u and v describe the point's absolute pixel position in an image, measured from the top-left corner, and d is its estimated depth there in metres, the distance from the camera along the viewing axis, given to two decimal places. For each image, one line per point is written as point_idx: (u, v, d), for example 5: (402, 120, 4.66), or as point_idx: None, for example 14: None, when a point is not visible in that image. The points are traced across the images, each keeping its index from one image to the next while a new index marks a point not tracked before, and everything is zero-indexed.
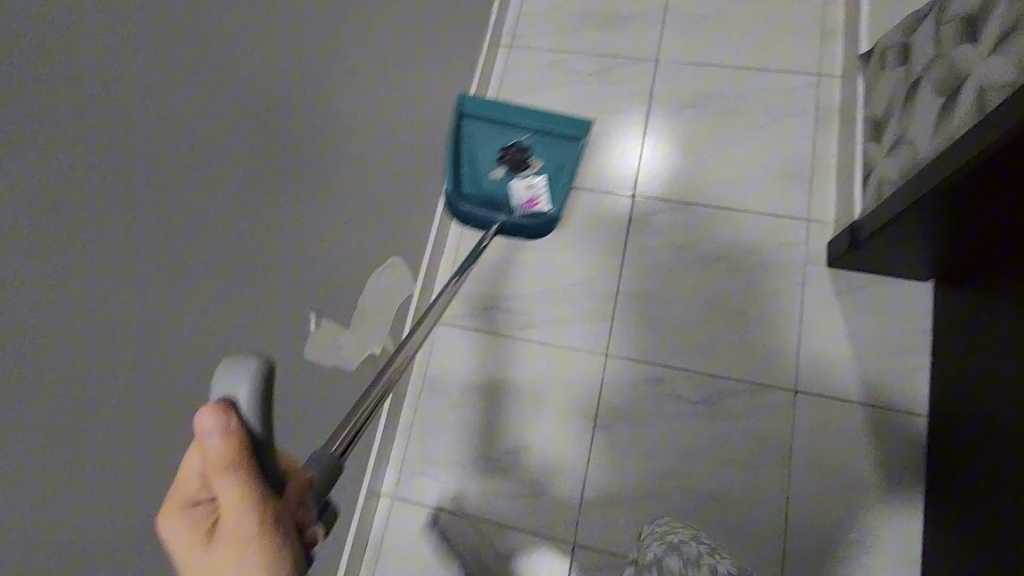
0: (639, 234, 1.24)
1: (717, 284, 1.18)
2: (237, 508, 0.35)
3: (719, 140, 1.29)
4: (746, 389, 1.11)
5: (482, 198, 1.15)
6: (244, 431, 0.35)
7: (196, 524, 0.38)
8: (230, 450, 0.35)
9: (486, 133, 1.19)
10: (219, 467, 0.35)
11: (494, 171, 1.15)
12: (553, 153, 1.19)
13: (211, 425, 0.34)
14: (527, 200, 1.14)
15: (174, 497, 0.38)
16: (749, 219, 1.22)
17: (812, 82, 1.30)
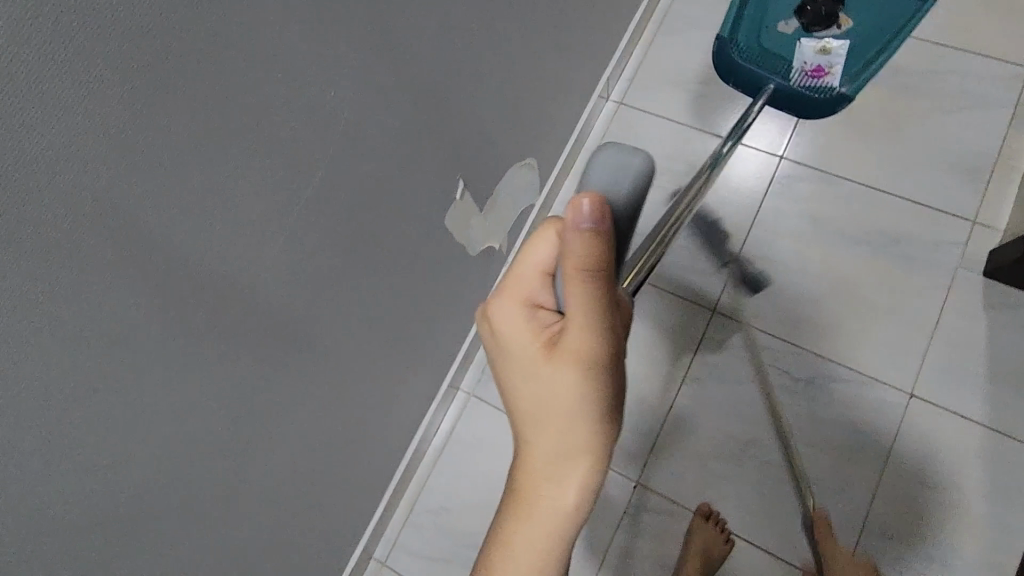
0: (778, 197, 1.17)
1: (851, 266, 1.10)
2: (584, 311, 0.47)
3: (894, 116, 1.17)
4: (854, 379, 1.05)
5: (757, 56, 1.06)
6: (604, 231, 0.45)
7: (537, 321, 0.53)
8: (596, 250, 0.45)
9: None
10: (580, 260, 0.46)
11: (786, 24, 1.10)
12: (867, 18, 1.10)
13: (587, 222, 0.44)
14: (814, 67, 1.04)
15: (519, 294, 0.54)
16: (905, 206, 1.12)
17: (1019, 74, 1.15)
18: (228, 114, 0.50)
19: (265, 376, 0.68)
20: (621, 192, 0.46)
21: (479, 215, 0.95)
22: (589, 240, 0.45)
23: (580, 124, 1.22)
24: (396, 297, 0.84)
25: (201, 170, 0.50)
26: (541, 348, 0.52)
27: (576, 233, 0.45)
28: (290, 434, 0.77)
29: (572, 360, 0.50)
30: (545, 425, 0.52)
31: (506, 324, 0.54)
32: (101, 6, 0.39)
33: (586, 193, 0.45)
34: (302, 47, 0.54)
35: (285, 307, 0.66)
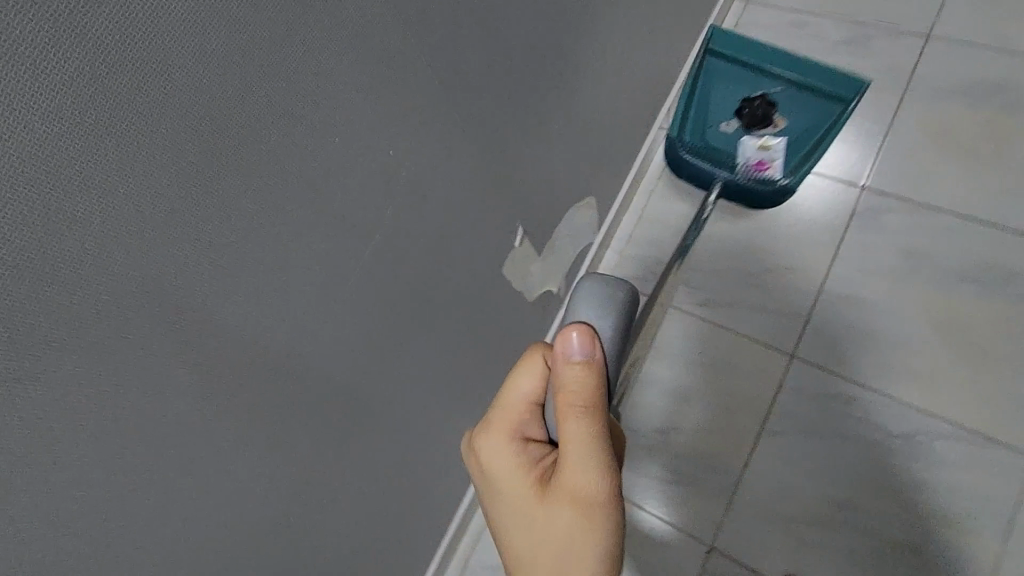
0: (862, 229, 1.07)
1: (952, 308, 0.99)
2: (584, 439, 0.52)
3: (992, 138, 1.06)
4: (963, 435, 0.92)
5: (704, 153, 1.12)
6: (596, 360, 0.52)
7: (528, 454, 0.57)
8: (592, 377, 0.52)
9: (727, 79, 1.16)
10: (573, 394, 0.52)
11: (727, 123, 1.14)
12: (802, 113, 1.13)
13: (580, 354, 0.52)
14: (756, 161, 1.10)
15: (508, 426, 0.59)
16: (1014, 238, 1.00)
17: None
18: (292, 178, 0.47)
19: (323, 439, 0.64)
20: (606, 327, 0.54)
21: (538, 257, 0.90)
22: (581, 371, 0.52)
23: (640, 156, 1.17)
24: (455, 347, 0.80)
25: (263, 237, 0.47)
26: (536, 482, 0.55)
27: (569, 364, 0.52)
28: (350, 497, 0.72)
29: (568, 499, 0.53)
30: (546, 564, 0.55)
31: (501, 460, 0.57)
32: (168, 86, 0.36)
33: (576, 326, 0.52)
34: (364, 104, 0.51)
35: (344, 367, 0.62)
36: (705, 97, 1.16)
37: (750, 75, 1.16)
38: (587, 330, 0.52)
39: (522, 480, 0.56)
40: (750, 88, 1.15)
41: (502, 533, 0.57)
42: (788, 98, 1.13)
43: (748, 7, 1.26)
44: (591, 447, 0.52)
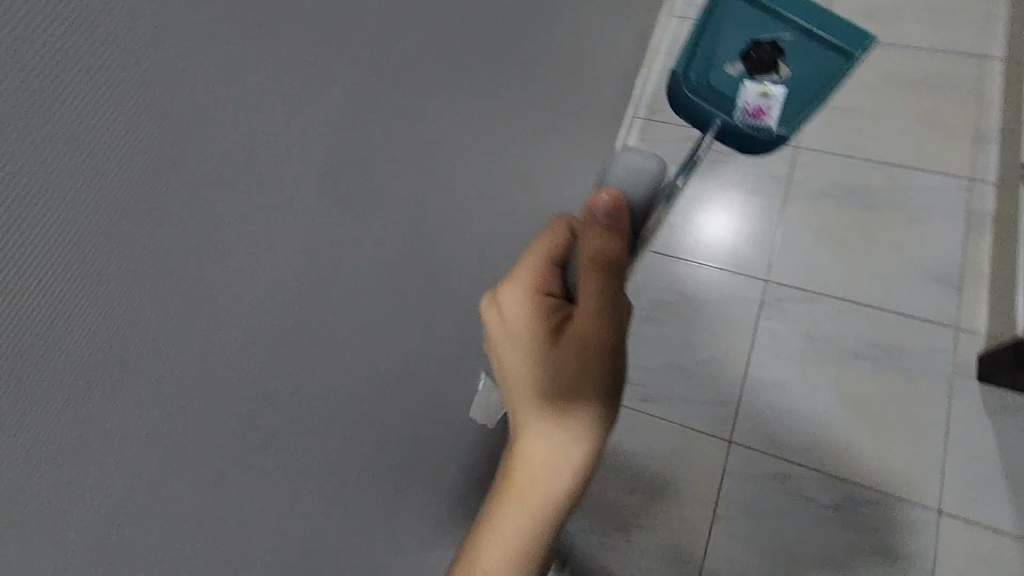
0: (772, 320, 1.22)
1: (854, 384, 1.14)
2: (603, 283, 0.52)
3: (864, 233, 1.26)
4: (884, 500, 1.05)
5: (708, 92, 1.16)
6: (621, 218, 0.52)
7: (538, 306, 0.56)
8: (614, 231, 0.52)
9: (740, 15, 1.17)
10: (596, 252, 0.51)
11: (732, 66, 1.17)
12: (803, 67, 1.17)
13: (603, 210, 0.52)
14: (755, 109, 1.13)
15: (520, 280, 0.57)
16: (891, 318, 1.18)
17: (963, 185, 1.26)
18: (311, 426, 0.50)
19: None
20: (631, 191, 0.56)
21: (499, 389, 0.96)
22: (604, 234, 0.52)
23: None
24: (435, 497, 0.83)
25: (284, 486, 0.49)
26: (544, 335, 0.55)
27: (593, 225, 0.52)
28: None
29: (575, 345, 0.53)
30: (545, 410, 0.56)
31: (510, 310, 0.56)
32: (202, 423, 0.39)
33: (603, 191, 0.53)
34: (366, 330, 0.55)
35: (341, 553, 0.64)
36: (722, 21, 1.17)
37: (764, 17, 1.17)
38: (614, 195, 0.53)
39: (531, 326, 0.55)
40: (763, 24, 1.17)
41: (504, 381, 0.58)
42: (797, 43, 1.16)
43: (648, 124, 1.49)
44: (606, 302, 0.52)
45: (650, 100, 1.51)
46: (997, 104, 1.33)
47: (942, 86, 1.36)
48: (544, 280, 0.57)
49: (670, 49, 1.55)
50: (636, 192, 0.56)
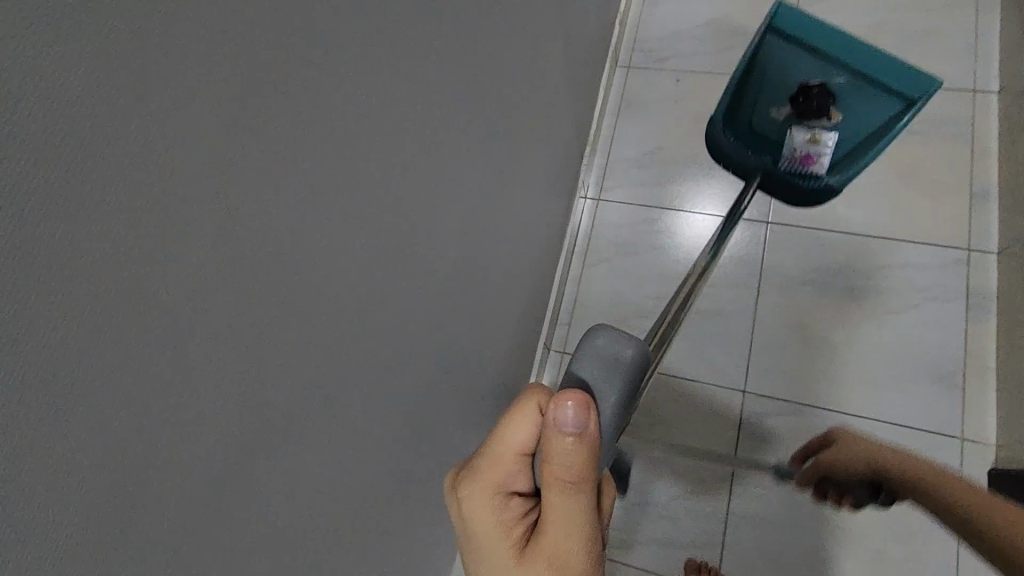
0: (752, 438, 1.09)
1: (851, 515, 1.01)
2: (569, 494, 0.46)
3: (849, 325, 1.11)
4: None
5: (749, 137, 1.09)
6: (589, 432, 0.44)
7: (503, 506, 0.50)
8: (581, 445, 0.44)
9: (784, 63, 1.05)
10: (561, 468, 0.45)
11: (779, 109, 1.07)
12: (859, 110, 1.04)
13: (569, 423, 0.44)
14: (802, 157, 1.04)
15: (484, 478, 0.50)
16: (884, 430, 1.04)
17: (960, 257, 1.10)
18: None
19: None
20: (608, 397, 0.45)
21: None
22: (572, 446, 0.44)
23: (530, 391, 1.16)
24: None
25: None
26: (511, 546, 0.49)
27: (560, 437, 0.44)
28: None
29: (545, 560, 0.47)
30: None
31: (476, 512, 0.50)
32: None
33: (570, 394, 0.44)
34: None
35: None
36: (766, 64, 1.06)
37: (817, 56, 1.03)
38: (583, 399, 0.44)
39: (498, 533, 0.49)
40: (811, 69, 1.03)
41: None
42: (854, 84, 1.03)
43: (599, 205, 1.32)
44: (578, 510, 0.46)
45: (599, 175, 1.34)
46: (996, 148, 1.14)
47: (930, 131, 1.19)
48: (510, 479, 0.50)
49: (617, 110, 1.38)
50: (616, 391, 0.45)
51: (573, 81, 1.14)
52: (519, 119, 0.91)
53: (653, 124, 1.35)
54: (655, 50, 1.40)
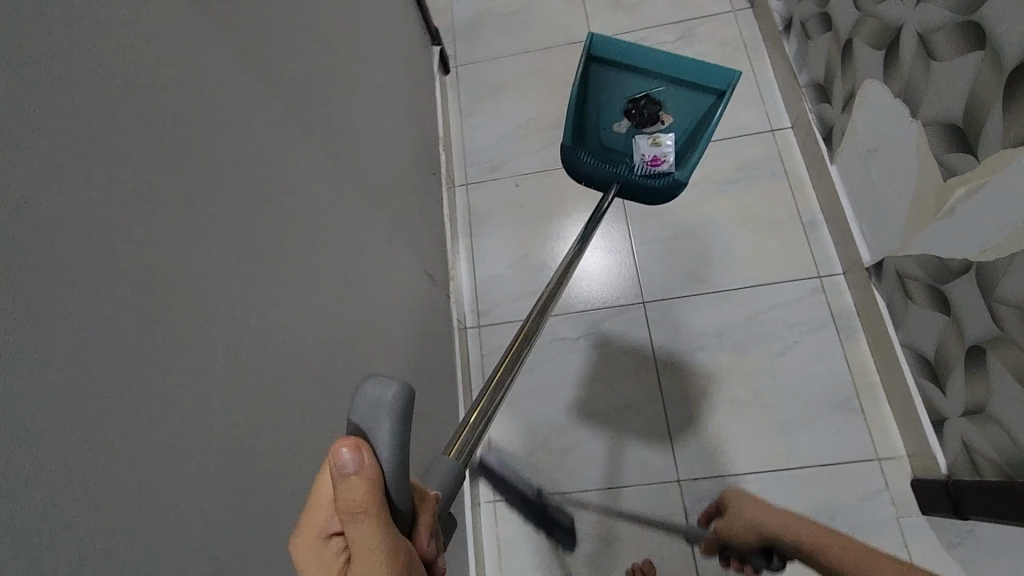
0: (703, 524, 1.06)
1: None
2: (369, 547, 0.36)
3: (749, 380, 1.13)
4: None
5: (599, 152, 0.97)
6: (376, 468, 0.36)
7: (327, 563, 0.38)
8: (366, 488, 0.35)
9: (607, 86, 0.98)
10: (349, 513, 0.36)
11: (617, 123, 0.98)
12: (686, 108, 0.98)
13: (348, 462, 0.35)
14: (650, 157, 0.95)
15: (306, 531, 0.39)
16: (814, 474, 1.05)
17: (815, 286, 1.17)
18: None
19: None
20: (383, 439, 0.36)
21: None
22: (356, 489, 0.35)
23: (472, 560, 1.06)
24: None
25: None
26: None
27: (341, 482, 0.35)
28: None
29: None
30: None
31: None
32: None
33: (346, 434, 0.36)
34: None
35: None
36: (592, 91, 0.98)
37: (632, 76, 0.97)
38: (357, 440, 0.36)
39: None
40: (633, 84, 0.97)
41: None
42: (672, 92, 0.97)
43: (482, 332, 1.28)
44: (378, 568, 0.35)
45: (473, 302, 1.31)
46: (806, 177, 1.25)
47: (749, 174, 1.28)
48: (327, 530, 0.38)
49: (470, 229, 1.37)
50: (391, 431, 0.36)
51: (413, 227, 1.11)
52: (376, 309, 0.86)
53: (506, 234, 1.34)
54: (486, 162, 1.42)
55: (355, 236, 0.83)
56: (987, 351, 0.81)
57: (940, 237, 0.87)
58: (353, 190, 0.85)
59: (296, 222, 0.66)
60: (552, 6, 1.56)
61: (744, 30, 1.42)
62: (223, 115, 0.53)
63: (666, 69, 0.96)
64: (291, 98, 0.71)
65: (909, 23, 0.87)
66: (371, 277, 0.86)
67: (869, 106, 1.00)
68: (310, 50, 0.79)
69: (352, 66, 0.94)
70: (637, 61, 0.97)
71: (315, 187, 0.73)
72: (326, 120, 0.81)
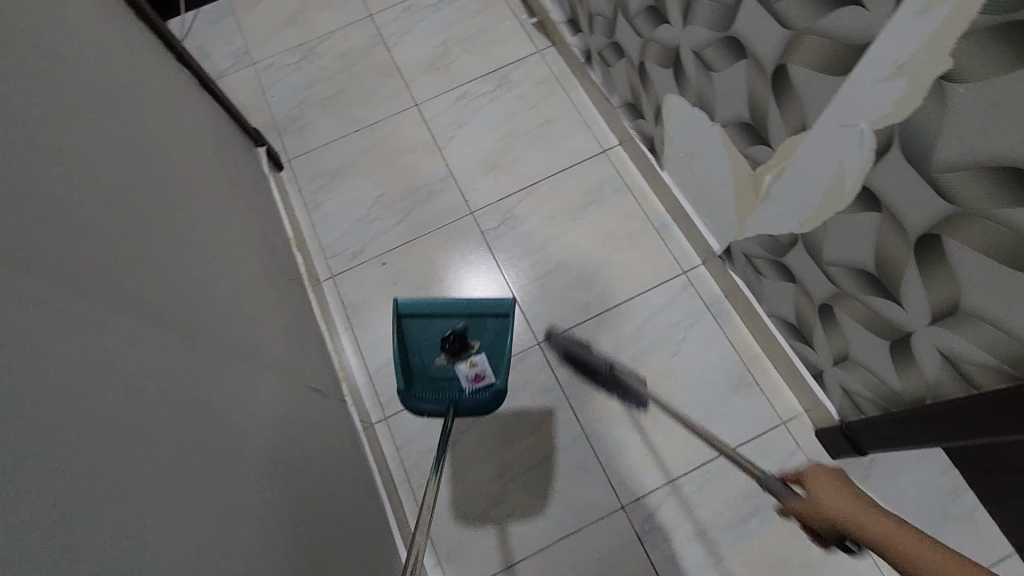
0: (656, 540, 1.07)
1: (762, 551, 1.05)
2: None
3: (656, 387, 1.18)
4: None
5: (431, 387, 1.01)
6: None
7: None
8: None
9: (420, 333, 1.04)
10: None
11: (438, 357, 1.02)
12: (490, 329, 1.05)
13: None
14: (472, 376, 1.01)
15: None
16: (737, 456, 1.11)
17: (683, 282, 1.25)
18: None
19: None
20: None
21: None
22: None
23: None
24: None
25: None
26: None
27: None
28: None
29: None
30: None
31: None
32: None
33: None
34: None
35: None
36: (409, 341, 1.03)
37: (437, 320, 1.04)
38: None
39: None
40: (439, 326, 1.04)
41: None
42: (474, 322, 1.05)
43: (390, 423, 1.21)
44: None
45: (371, 395, 1.24)
46: (645, 186, 1.35)
47: (597, 196, 1.35)
48: None
49: (349, 321, 1.30)
50: None
51: (286, 343, 1.04)
52: (271, 451, 0.78)
53: (387, 316, 1.30)
54: (345, 249, 1.37)
55: (227, 380, 0.75)
56: (833, 307, 0.91)
57: (766, 219, 0.97)
58: (211, 329, 0.78)
59: (163, 387, 0.59)
60: (369, 81, 1.56)
61: (553, 66, 1.51)
62: (40, 299, 0.46)
63: (461, 308, 1.05)
64: (118, 257, 0.63)
65: (683, 42, 0.97)
66: (255, 417, 0.78)
67: (676, 117, 1.10)
68: (125, 197, 0.71)
69: (175, 197, 0.87)
70: (435, 308, 1.04)
71: (171, 341, 0.65)
72: (163, 268, 0.73)
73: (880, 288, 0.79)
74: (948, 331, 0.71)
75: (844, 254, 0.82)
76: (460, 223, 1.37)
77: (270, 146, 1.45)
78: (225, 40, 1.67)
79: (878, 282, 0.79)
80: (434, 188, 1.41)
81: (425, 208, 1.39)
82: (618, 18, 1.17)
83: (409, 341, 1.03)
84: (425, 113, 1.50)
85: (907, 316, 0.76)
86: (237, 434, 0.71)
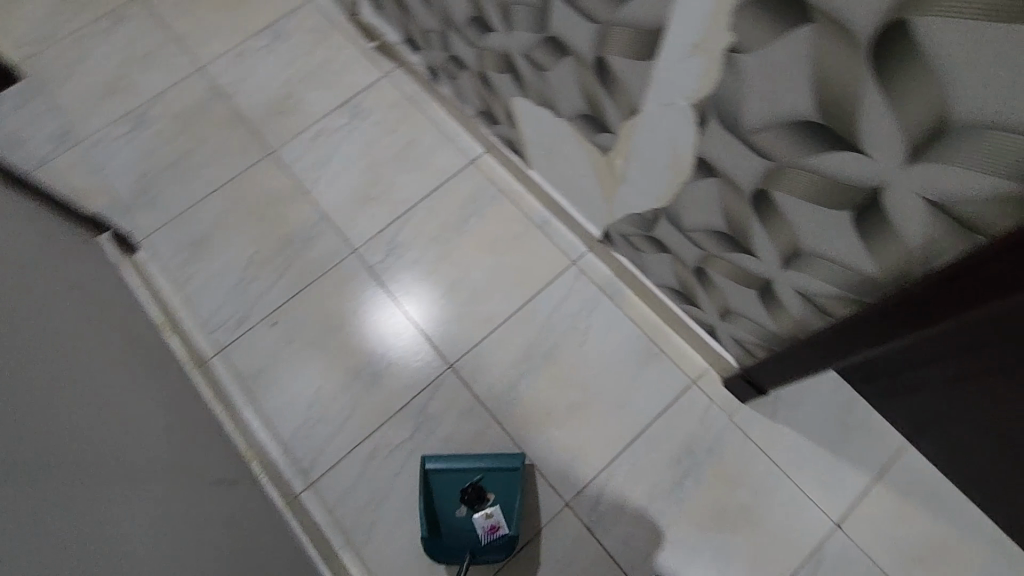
0: (605, 526, 1.09)
1: (701, 508, 1.10)
2: None
3: (573, 380, 1.20)
4: (808, 558, 1.06)
5: (453, 539, 1.06)
6: None
7: None
8: None
9: (445, 486, 1.09)
10: None
11: (459, 510, 1.07)
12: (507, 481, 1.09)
13: None
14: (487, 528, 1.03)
15: None
16: (660, 425, 1.16)
17: (575, 272, 1.28)
18: None
19: None
20: None
21: None
22: None
23: None
24: None
25: None
26: None
27: None
28: None
29: None
30: None
31: None
32: None
33: None
34: None
35: None
36: (434, 492, 1.08)
37: (459, 472, 1.09)
38: None
39: None
40: (461, 478, 1.09)
41: None
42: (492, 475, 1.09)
43: (315, 488, 1.15)
44: None
45: (289, 465, 1.17)
46: (519, 187, 1.37)
47: (475, 207, 1.35)
48: None
49: (249, 394, 1.22)
50: None
51: (180, 438, 0.95)
52: (186, 561, 0.71)
53: (288, 379, 1.23)
54: (227, 320, 1.28)
55: (121, 496, 0.68)
56: (705, 268, 0.96)
57: (629, 199, 1.00)
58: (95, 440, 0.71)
59: (45, 517, 0.53)
60: (214, 137, 1.47)
61: (404, 87, 1.49)
62: None
63: (481, 461, 1.09)
64: None
65: (512, 46, 0.98)
66: (161, 525, 0.72)
67: (527, 118, 1.12)
68: None
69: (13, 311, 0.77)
70: (458, 463, 1.09)
71: (45, 466, 0.58)
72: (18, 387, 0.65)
73: (736, 244, 0.84)
74: (798, 271, 0.77)
75: (699, 219, 0.87)
76: (345, 264, 1.32)
77: (116, 229, 1.33)
78: (39, 122, 1.50)
79: (733, 239, 0.84)
80: (310, 234, 1.35)
81: (305, 258, 1.33)
82: (449, 32, 1.17)
83: (432, 493, 1.08)
84: (283, 159, 1.43)
85: (763, 264, 0.82)
86: (142, 550, 0.64)
